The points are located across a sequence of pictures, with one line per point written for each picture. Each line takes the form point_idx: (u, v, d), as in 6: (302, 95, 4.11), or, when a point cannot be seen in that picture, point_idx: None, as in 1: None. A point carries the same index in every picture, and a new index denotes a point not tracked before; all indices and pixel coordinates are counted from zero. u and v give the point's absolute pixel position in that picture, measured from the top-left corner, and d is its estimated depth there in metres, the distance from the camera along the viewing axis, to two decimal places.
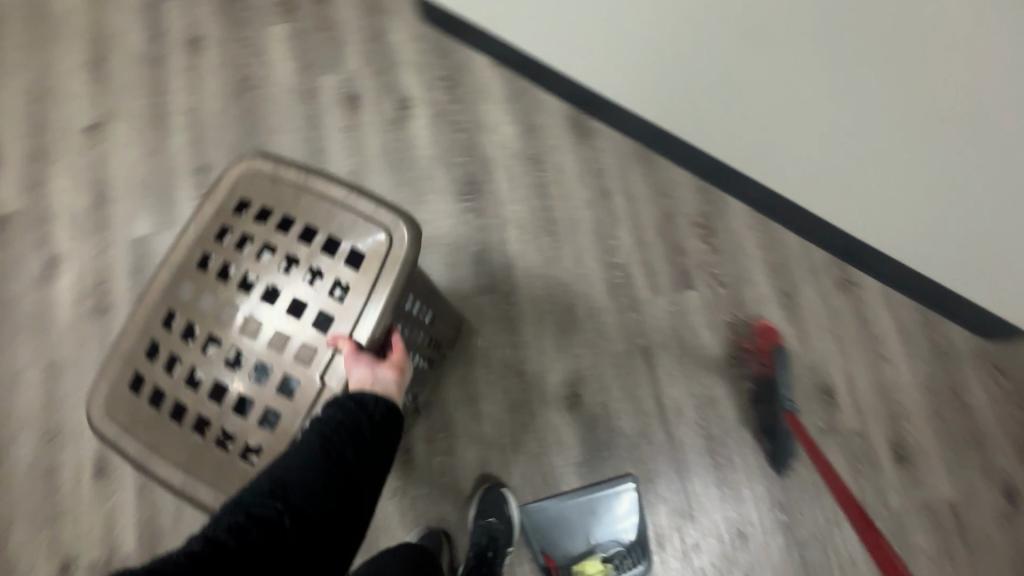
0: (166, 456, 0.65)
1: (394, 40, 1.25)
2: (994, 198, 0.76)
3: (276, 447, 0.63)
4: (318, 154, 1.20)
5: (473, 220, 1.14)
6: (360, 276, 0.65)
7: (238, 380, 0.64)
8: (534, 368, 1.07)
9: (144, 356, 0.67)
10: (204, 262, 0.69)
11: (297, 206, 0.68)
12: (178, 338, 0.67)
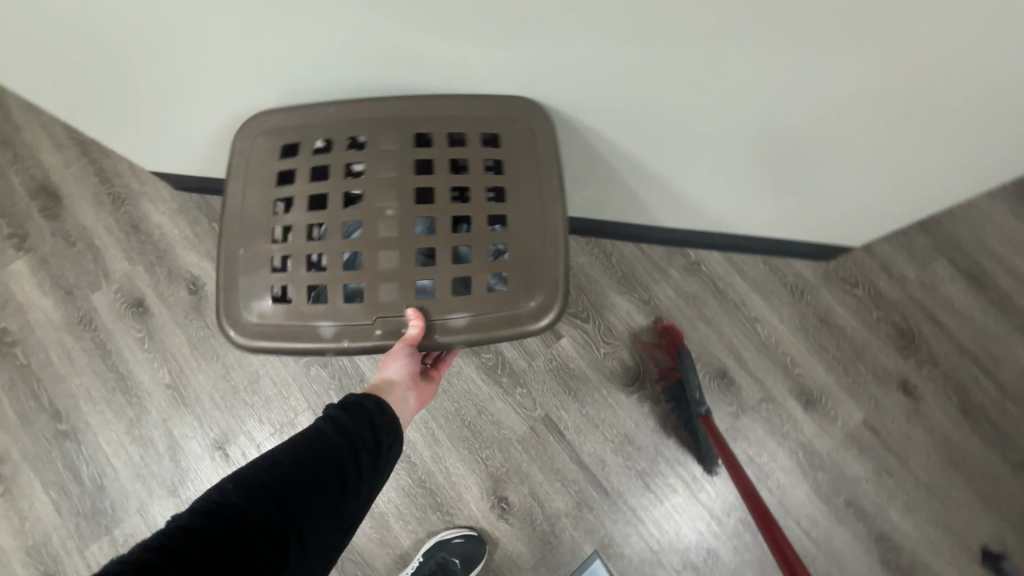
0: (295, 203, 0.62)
1: (155, 221, 1.11)
2: (820, 170, 0.76)
3: (294, 326, 0.61)
4: (123, 381, 1.04)
5: (321, 371, 1.04)
6: (453, 301, 0.60)
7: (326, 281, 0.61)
8: (449, 492, 0.99)
9: (347, 139, 0.64)
10: (415, 134, 0.64)
11: (546, 193, 0.64)
12: (401, 139, 0.64)
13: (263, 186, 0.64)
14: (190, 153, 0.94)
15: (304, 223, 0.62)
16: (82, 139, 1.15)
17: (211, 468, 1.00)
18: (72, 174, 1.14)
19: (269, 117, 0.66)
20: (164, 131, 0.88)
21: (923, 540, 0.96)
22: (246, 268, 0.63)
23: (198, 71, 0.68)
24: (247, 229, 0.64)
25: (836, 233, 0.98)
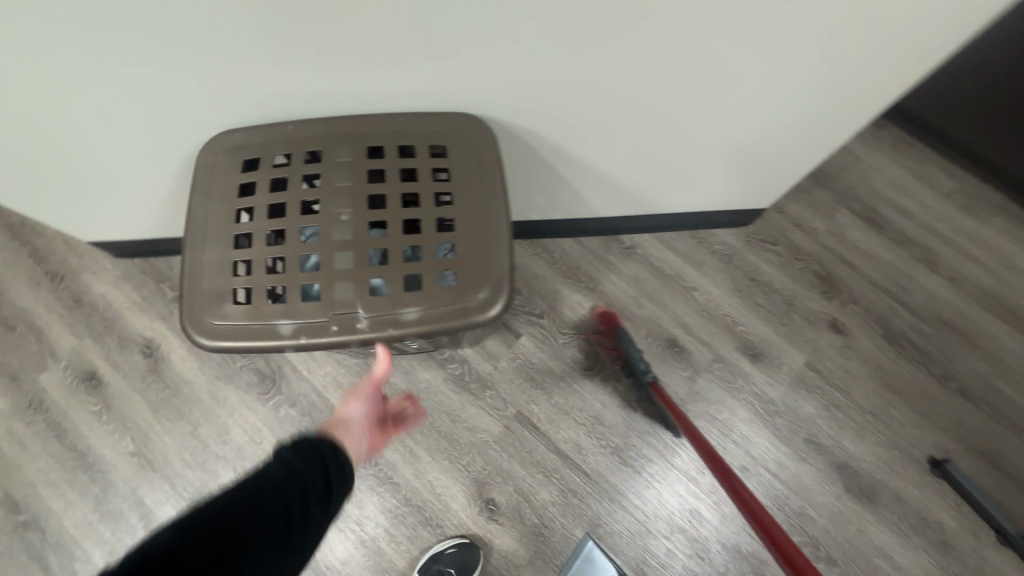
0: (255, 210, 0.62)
1: (98, 292, 1.10)
2: (731, 137, 0.84)
3: (251, 333, 0.58)
4: (83, 458, 1.01)
5: (290, 411, 1.04)
6: (401, 299, 0.59)
7: (286, 286, 0.59)
8: (436, 504, 1.00)
9: (306, 152, 0.65)
10: (370, 144, 0.66)
11: (490, 200, 0.64)
12: (351, 150, 0.65)
13: (219, 195, 0.63)
14: (117, 210, 0.92)
15: (263, 229, 0.61)
16: (10, 222, 1.14)
17: None
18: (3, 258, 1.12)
19: (235, 130, 0.67)
20: (87, 192, 0.87)
21: (878, 462, 1.04)
22: (198, 275, 0.60)
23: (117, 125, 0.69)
24: (202, 236, 0.62)
25: (753, 195, 1.06)
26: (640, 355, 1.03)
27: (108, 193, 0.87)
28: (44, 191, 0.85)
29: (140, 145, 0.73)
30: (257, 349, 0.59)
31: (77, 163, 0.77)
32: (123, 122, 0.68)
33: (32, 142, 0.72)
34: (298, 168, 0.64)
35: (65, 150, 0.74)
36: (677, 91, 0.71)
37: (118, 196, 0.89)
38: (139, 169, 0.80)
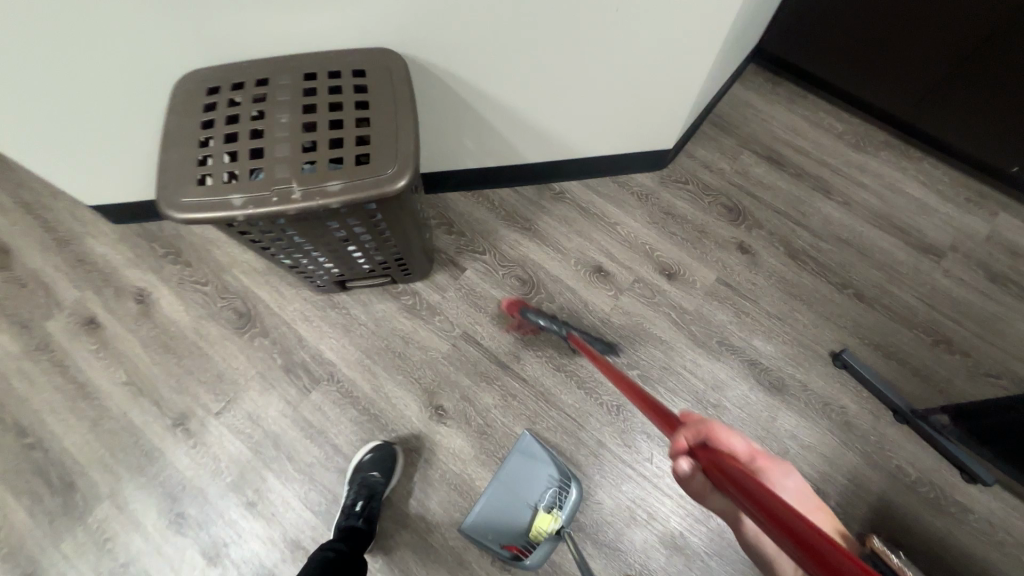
0: (217, 121, 0.79)
1: (99, 252, 1.27)
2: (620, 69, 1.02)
3: (210, 205, 0.75)
4: (82, 388, 1.15)
5: (264, 341, 1.19)
6: (328, 173, 0.75)
7: (239, 170, 0.76)
8: (392, 413, 1.13)
9: (256, 78, 0.83)
10: (305, 70, 0.84)
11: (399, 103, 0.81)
12: (291, 74, 0.83)
13: (188, 113, 0.81)
14: (111, 167, 1.10)
15: (223, 133, 0.78)
16: (25, 200, 1.33)
17: (174, 444, 1.11)
18: (18, 229, 1.30)
19: (202, 69, 0.85)
20: (82, 148, 1.04)
21: (784, 358, 1.17)
22: (171, 168, 0.77)
23: (103, 71, 0.87)
24: (175, 142, 0.79)
25: (655, 132, 1.23)
26: (556, 321, 1.14)
27: (99, 148, 1.04)
28: (46, 149, 1.02)
29: (127, 93, 0.92)
30: (215, 218, 0.74)
31: (72, 113, 0.95)
32: (107, 67, 0.86)
33: (41, 96, 0.90)
34: (249, 91, 0.82)
35: (66, 103, 0.92)
36: (556, 25, 0.89)
37: (113, 152, 1.07)
38: (123, 117, 0.97)
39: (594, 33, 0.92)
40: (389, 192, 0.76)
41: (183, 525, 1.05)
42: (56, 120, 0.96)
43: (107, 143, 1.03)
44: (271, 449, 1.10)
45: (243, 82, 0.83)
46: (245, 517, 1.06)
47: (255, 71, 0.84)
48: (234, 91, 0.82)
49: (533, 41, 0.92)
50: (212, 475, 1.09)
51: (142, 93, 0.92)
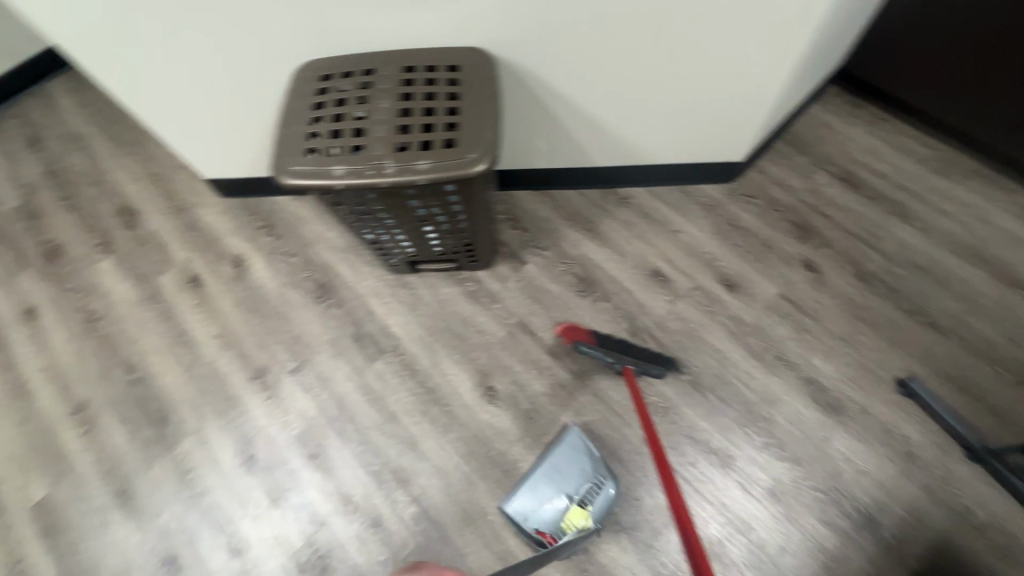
0: (328, 103, 0.90)
1: (208, 221, 1.45)
2: (697, 78, 1.05)
3: (315, 173, 0.85)
4: (182, 336, 1.31)
5: (339, 311, 1.30)
6: (418, 154, 0.84)
7: (342, 145, 0.86)
8: (447, 388, 1.20)
9: (364, 67, 0.93)
10: (406, 64, 0.93)
11: (486, 97, 0.89)
12: (394, 66, 0.93)
13: (304, 95, 0.92)
14: (228, 147, 1.27)
15: (332, 114, 0.89)
16: (155, 173, 1.54)
17: (252, 393, 1.23)
18: (147, 197, 1.50)
19: (318, 59, 0.97)
20: (205, 124, 1.20)
21: (845, 379, 1.14)
22: (285, 140, 0.88)
23: (231, 56, 1.00)
24: (291, 118, 0.90)
25: (725, 142, 1.24)
26: (606, 349, 1.13)
27: (218, 125, 1.20)
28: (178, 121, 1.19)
29: (251, 84, 1.07)
30: (317, 185, 0.84)
31: (203, 93, 1.10)
32: (240, 59, 1.01)
33: (185, 79, 1.07)
34: (356, 79, 0.92)
35: (203, 87, 1.09)
36: (640, 31, 0.95)
37: (232, 134, 1.23)
38: (242, 99, 1.11)
39: (674, 40, 0.96)
40: (470, 174, 0.83)
41: (252, 467, 1.16)
42: (189, 97, 1.11)
43: (229, 124, 1.19)
44: (334, 408, 1.20)
45: (352, 71, 0.93)
46: (305, 468, 1.15)
47: (363, 62, 0.94)
48: (344, 78, 0.93)
49: (612, 45, 0.97)
50: (281, 426, 1.19)
51: (261, 78, 1.05)
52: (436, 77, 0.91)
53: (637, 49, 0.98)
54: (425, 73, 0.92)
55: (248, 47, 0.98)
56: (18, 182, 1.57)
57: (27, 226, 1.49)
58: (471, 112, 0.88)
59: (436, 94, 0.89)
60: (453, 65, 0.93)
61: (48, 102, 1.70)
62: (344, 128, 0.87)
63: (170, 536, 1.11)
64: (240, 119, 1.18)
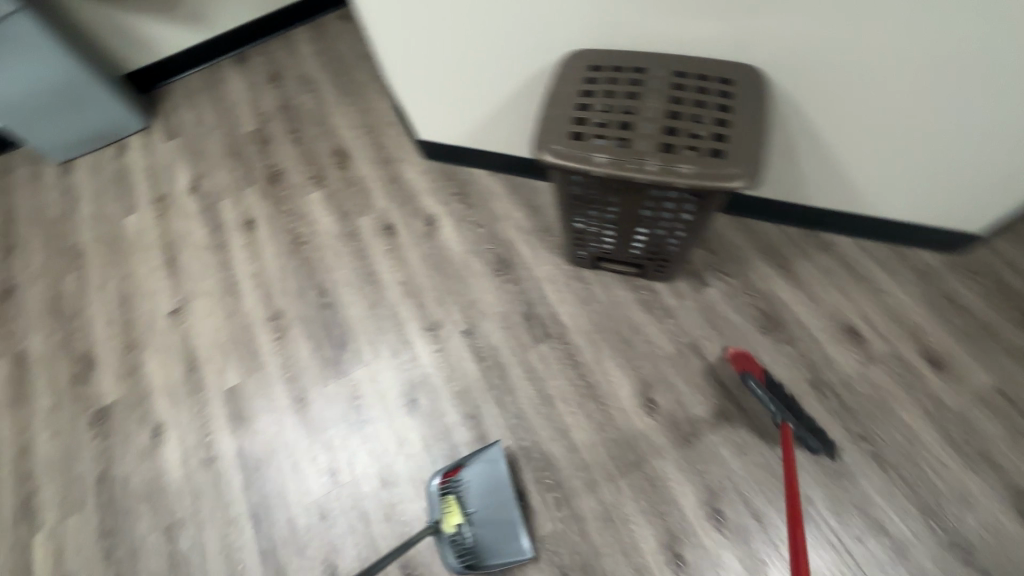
0: (597, 92, 0.94)
1: (409, 178, 1.57)
2: (972, 141, 0.97)
3: (578, 156, 0.88)
4: (371, 275, 1.43)
5: (514, 287, 1.36)
6: (685, 158, 0.85)
7: (608, 135, 0.89)
8: (606, 388, 1.21)
9: (635, 65, 0.96)
10: (677, 70, 0.95)
11: (756, 117, 0.89)
12: (666, 70, 0.95)
13: (573, 81, 0.97)
14: (452, 115, 1.37)
15: (600, 104, 0.92)
16: (369, 125, 1.69)
17: (423, 343, 1.32)
18: (359, 144, 1.65)
19: (588, 49, 1.01)
20: (443, 89, 1.30)
21: None
22: (551, 119, 0.93)
23: (500, 30, 1.07)
24: (559, 100, 0.95)
25: (965, 211, 1.13)
26: (772, 396, 0.99)
27: (455, 91, 1.28)
28: (421, 80, 1.30)
29: (504, 64, 1.15)
30: (577, 168, 0.88)
31: (456, 59, 1.19)
32: (506, 42, 1.09)
33: (448, 50, 1.17)
34: (627, 75, 0.95)
35: (459, 60, 1.19)
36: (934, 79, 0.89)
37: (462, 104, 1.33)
38: (488, 71, 1.18)
39: (968, 95, 0.89)
40: (732, 189, 0.83)
41: (413, 410, 1.24)
42: (442, 61, 1.21)
43: (464, 95, 1.29)
44: (495, 376, 1.25)
45: (624, 67, 0.96)
46: (459, 425, 1.21)
47: (634, 60, 0.97)
48: (615, 72, 0.96)
49: (892, 84, 0.92)
50: (445, 380, 1.27)
51: (517, 55, 1.11)
52: (707, 89, 0.92)
53: (915, 95, 0.93)
54: (697, 83, 0.93)
55: (520, 25, 1.04)
56: (256, 110, 1.79)
57: (258, 149, 1.70)
58: (741, 128, 0.88)
59: (707, 104, 0.90)
60: (725, 79, 0.93)
61: (292, 46, 1.92)
62: (611, 119, 0.90)
63: (332, 450, 1.22)
64: (476, 92, 1.27)
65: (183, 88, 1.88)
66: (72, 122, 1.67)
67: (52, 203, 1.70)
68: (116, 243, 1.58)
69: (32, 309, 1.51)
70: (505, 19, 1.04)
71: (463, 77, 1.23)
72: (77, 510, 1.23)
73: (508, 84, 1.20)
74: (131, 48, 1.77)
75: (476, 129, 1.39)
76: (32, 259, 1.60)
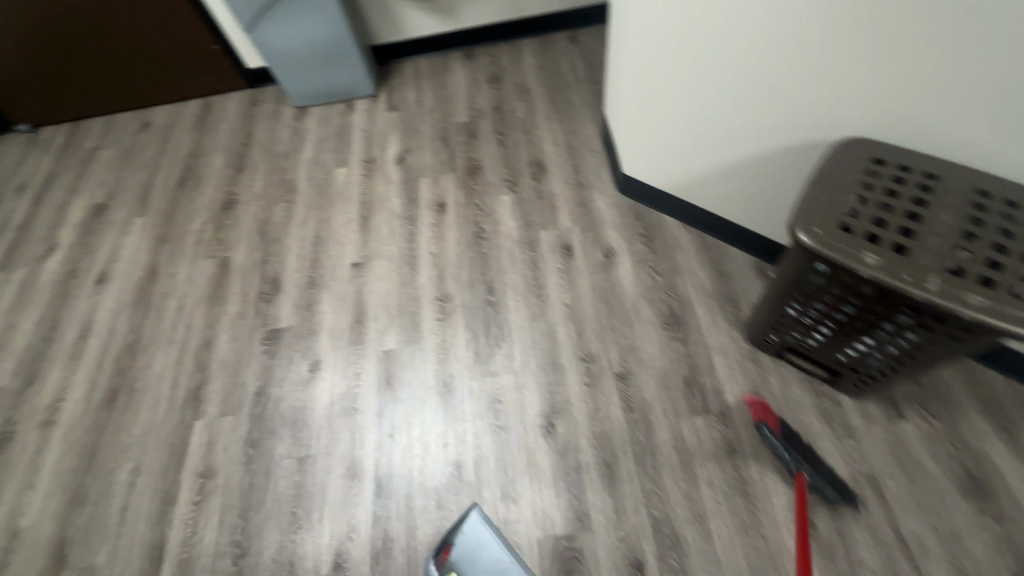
0: (878, 190, 0.87)
1: (598, 206, 1.57)
2: None
3: (846, 249, 0.82)
4: (539, 288, 1.44)
5: (680, 347, 1.30)
6: (980, 288, 0.75)
7: (886, 238, 0.82)
8: (759, 489, 1.11)
9: (926, 173, 0.89)
10: (977, 190, 0.86)
11: None
12: (964, 187, 0.86)
13: (849, 170, 0.91)
14: (667, 159, 1.37)
15: (880, 203, 0.86)
16: (572, 146, 1.72)
17: (574, 372, 1.30)
18: (558, 162, 1.70)
19: (870, 143, 0.96)
20: (671, 133, 1.30)
21: None
22: (819, 204, 0.87)
23: (772, 84, 1.04)
24: (831, 186, 0.89)
25: None
26: (788, 446, 1.08)
27: (687, 132, 1.27)
28: (655, 113, 1.30)
29: (754, 126, 1.13)
30: (843, 261, 0.81)
31: (705, 107, 1.18)
32: (770, 105, 1.07)
33: (699, 99, 1.17)
34: (915, 181, 0.88)
35: (706, 111, 1.18)
36: None
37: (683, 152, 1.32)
38: (735, 126, 1.16)
39: None
40: None
41: (549, 435, 1.22)
42: (688, 105, 1.20)
43: (691, 144, 1.29)
44: (640, 432, 1.20)
45: (912, 172, 0.89)
46: (593, 468, 1.17)
47: (926, 167, 0.90)
48: (901, 174, 0.89)
49: None
50: (589, 418, 1.23)
51: (779, 114, 1.07)
52: (1016, 219, 0.82)
53: None
54: (1002, 209, 0.83)
55: (799, 84, 1.00)
56: (471, 105, 1.91)
57: (465, 140, 1.81)
58: None
59: (1014, 236, 0.80)
60: None
61: (518, 55, 2.03)
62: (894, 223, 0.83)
63: (463, 445, 1.23)
64: (705, 145, 1.26)
65: (414, 69, 2.06)
66: (321, 76, 1.89)
67: (283, 140, 1.93)
68: (324, 189, 1.76)
69: (244, 224, 1.71)
70: (785, 74, 1.01)
71: (701, 127, 1.22)
72: (234, 413, 1.36)
73: (746, 146, 1.18)
74: (386, 25, 1.96)
75: (688, 176, 1.36)
76: (256, 182, 1.82)
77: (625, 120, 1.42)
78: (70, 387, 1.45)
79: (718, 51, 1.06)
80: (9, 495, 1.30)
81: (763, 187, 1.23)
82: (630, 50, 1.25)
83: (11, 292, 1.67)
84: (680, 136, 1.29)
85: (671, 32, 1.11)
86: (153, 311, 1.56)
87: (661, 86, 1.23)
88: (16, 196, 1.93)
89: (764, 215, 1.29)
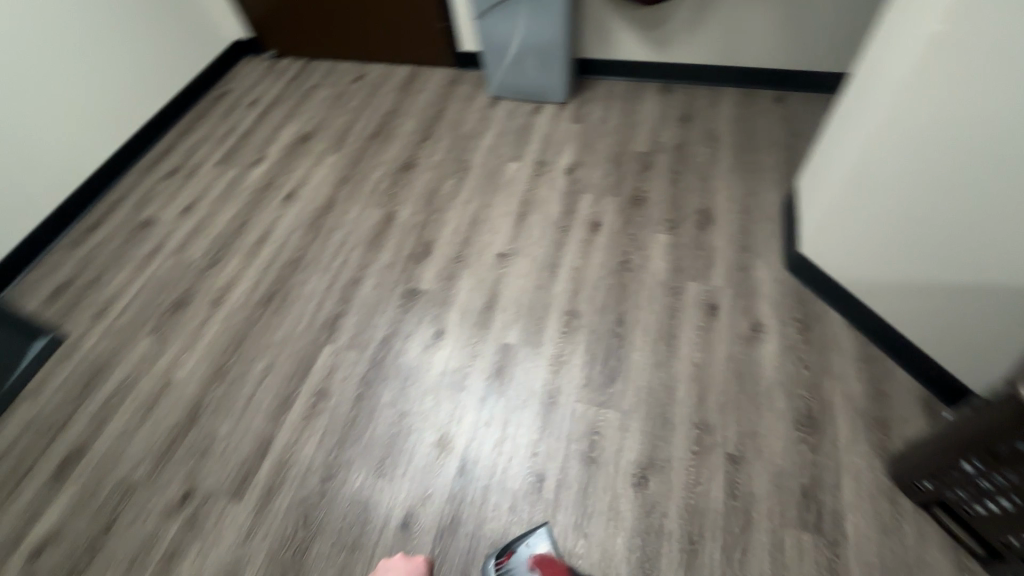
0: None
1: (758, 276, 1.48)
2: None
3: None
4: (671, 338, 1.40)
5: (808, 453, 1.18)
6: None
7: None
8: None
9: None
10: None
11: None
12: None
13: None
14: (854, 246, 1.26)
15: None
16: (746, 207, 1.65)
17: (683, 434, 1.24)
18: (727, 218, 1.63)
19: None
20: (872, 221, 1.19)
21: None
22: None
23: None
24: None
25: None
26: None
27: (895, 226, 1.15)
28: (864, 195, 1.18)
29: (982, 243, 1.01)
30: None
31: (931, 206, 1.06)
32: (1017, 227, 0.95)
33: (927, 195, 1.06)
34: None
35: (929, 211, 1.07)
36: None
37: (877, 245, 1.21)
38: (958, 236, 1.04)
39: None
40: None
41: (640, 487, 1.17)
42: (910, 198, 1.10)
43: (891, 239, 1.17)
44: (737, 524, 1.11)
45: None
46: (675, 539, 1.11)
47: None
48: None
49: None
50: (685, 486, 1.17)
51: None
52: None
53: None
54: None
55: None
56: (653, 137, 1.90)
57: (637, 169, 1.80)
58: None
59: None
60: None
61: (715, 101, 1.98)
62: None
63: (551, 460, 1.23)
64: (909, 246, 1.14)
65: (608, 88, 2.09)
66: (523, 74, 2.00)
67: (469, 122, 2.06)
68: (493, 177, 1.85)
69: (415, 187, 1.86)
70: None
71: (914, 225, 1.11)
72: (358, 350, 1.47)
73: (961, 261, 1.06)
74: (597, 42, 2.02)
75: (878, 272, 1.23)
76: (436, 153, 1.97)
77: (823, 193, 1.32)
78: (240, 278, 1.68)
79: (982, 147, 0.94)
80: (173, 350, 1.53)
81: (961, 310, 1.10)
82: (861, 124, 1.16)
83: (221, 186, 1.97)
84: (882, 226, 1.18)
85: (927, 113, 1.00)
86: (320, 238, 1.75)
87: (885, 170, 1.12)
88: (246, 109, 2.27)
89: (955, 341, 1.14)
